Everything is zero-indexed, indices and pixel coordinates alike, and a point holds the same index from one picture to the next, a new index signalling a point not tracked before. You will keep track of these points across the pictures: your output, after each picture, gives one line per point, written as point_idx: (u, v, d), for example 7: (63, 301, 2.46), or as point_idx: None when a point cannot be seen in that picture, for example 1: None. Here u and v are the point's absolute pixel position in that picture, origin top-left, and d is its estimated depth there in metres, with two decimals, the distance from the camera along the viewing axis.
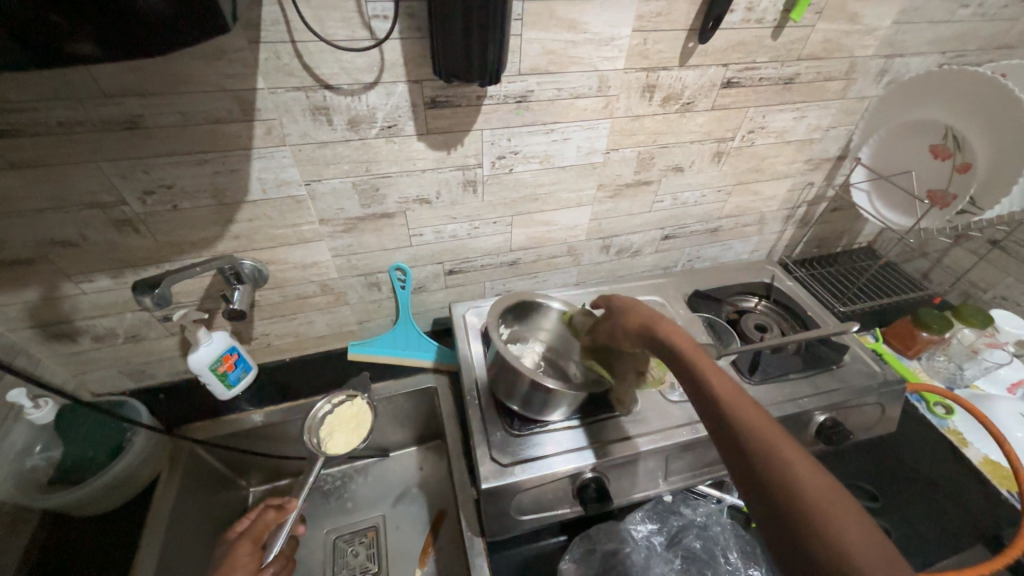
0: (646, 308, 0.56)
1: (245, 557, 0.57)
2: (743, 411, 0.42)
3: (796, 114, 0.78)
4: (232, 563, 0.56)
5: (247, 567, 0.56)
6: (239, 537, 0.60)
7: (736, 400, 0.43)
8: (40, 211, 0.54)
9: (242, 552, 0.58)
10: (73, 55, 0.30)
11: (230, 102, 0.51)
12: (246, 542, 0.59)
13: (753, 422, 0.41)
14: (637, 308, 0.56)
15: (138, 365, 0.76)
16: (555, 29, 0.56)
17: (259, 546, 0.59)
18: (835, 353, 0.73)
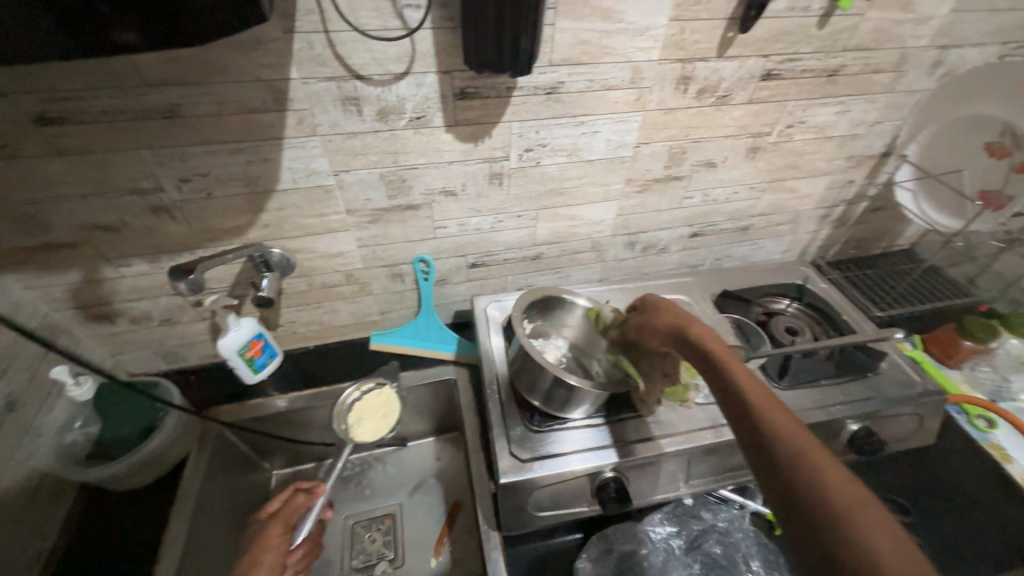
0: (676, 307, 0.54)
1: (276, 539, 0.58)
2: (776, 417, 0.40)
3: (840, 109, 0.74)
4: (263, 544, 0.58)
5: (277, 549, 0.57)
6: (270, 518, 0.61)
7: (769, 406, 0.41)
8: (84, 196, 0.56)
9: (273, 534, 0.59)
10: (118, 45, 0.30)
11: (264, 92, 0.52)
12: (276, 524, 0.60)
13: (783, 428, 0.39)
14: (666, 307, 0.55)
15: (171, 347, 0.79)
16: (589, 19, 0.54)
17: (288, 528, 0.60)
18: (871, 361, 0.70)
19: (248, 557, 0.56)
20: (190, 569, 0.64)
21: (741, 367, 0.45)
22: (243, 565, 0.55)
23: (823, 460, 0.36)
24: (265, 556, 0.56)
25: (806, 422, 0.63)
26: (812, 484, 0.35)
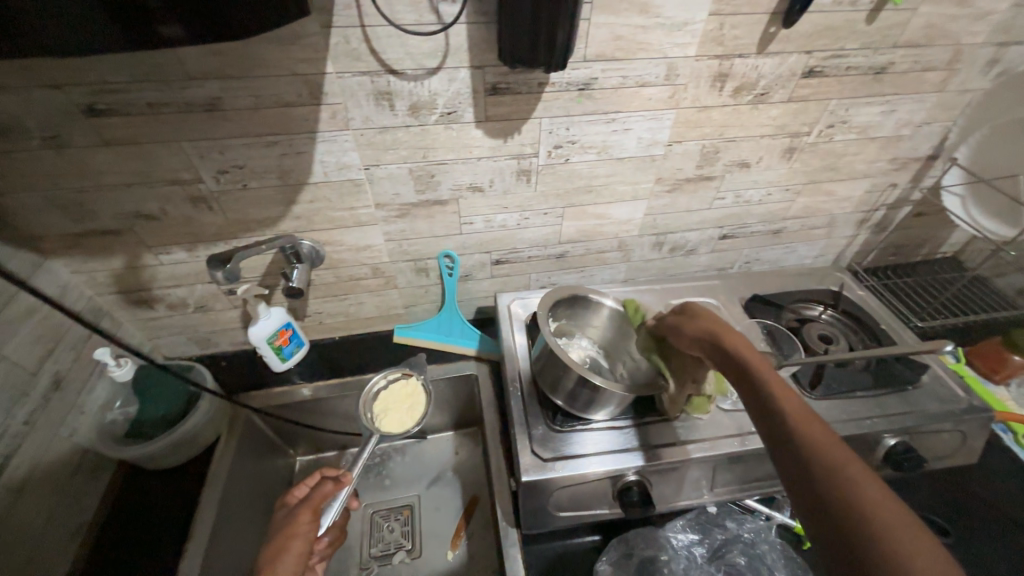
0: (710, 313, 0.54)
1: (304, 528, 0.59)
2: (809, 427, 0.39)
3: (885, 108, 0.71)
4: (292, 530, 0.58)
5: (304, 536, 0.58)
6: (298, 504, 0.61)
7: (803, 415, 0.40)
8: (128, 185, 0.58)
9: (301, 521, 0.59)
10: (162, 38, 0.31)
11: (300, 86, 0.53)
12: (304, 510, 0.60)
13: (817, 437, 0.38)
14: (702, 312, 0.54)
15: (204, 334, 0.81)
16: (626, 14, 0.53)
17: (316, 515, 0.61)
18: (911, 373, 0.67)
19: (277, 543, 0.57)
20: (218, 548, 0.66)
21: (776, 376, 0.44)
22: (272, 550, 0.57)
23: (859, 474, 0.35)
24: (293, 545, 0.57)
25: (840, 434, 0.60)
26: (847, 496, 0.34)
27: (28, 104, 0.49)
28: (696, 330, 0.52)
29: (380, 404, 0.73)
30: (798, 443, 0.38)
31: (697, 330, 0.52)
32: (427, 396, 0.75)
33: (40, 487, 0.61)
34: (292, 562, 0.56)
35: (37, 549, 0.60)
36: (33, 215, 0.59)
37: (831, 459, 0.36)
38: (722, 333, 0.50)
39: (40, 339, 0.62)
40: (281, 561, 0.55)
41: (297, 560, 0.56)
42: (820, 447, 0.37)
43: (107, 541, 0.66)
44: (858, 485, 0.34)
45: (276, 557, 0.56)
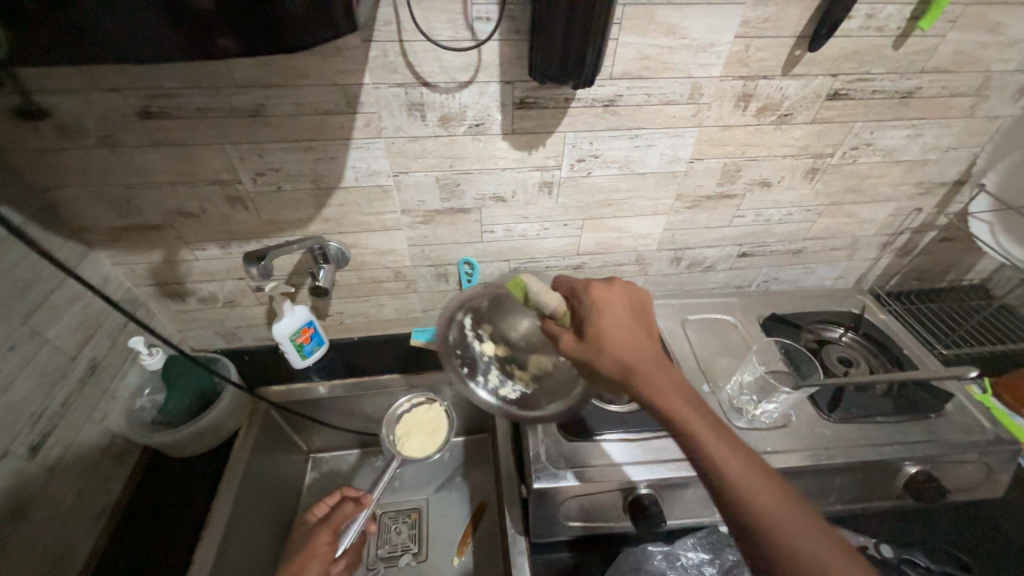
0: (617, 327, 0.47)
1: (323, 548, 0.62)
2: (741, 463, 0.40)
3: (911, 132, 0.71)
4: (312, 550, 0.61)
5: (323, 557, 0.61)
6: (319, 523, 0.64)
7: (730, 451, 0.40)
8: (172, 183, 0.62)
9: (321, 541, 0.62)
10: (218, 50, 0.33)
11: (338, 95, 0.56)
12: (325, 531, 0.63)
13: (749, 480, 0.39)
14: (610, 323, 0.48)
15: (231, 328, 0.84)
16: (653, 34, 0.55)
17: (336, 536, 0.63)
18: (933, 401, 0.66)
19: (297, 561, 0.60)
20: (233, 536, 0.68)
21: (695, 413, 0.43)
22: (290, 570, 0.59)
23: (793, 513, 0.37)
24: (311, 565, 0.60)
25: (859, 460, 0.60)
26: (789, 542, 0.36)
27: (89, 106, 0.53)
28: (610, 363, 0.46)
29: (402, 427, 0.75)
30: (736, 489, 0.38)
31: (610, 361, 0.46)
32: (449, 423, 0.76)
33: (73, 467, 0.64)
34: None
35: (67, 527, 0.62)
36: (84, 209, 0.63)
37: (762, 499, 0.38)
38: (635, 363, 0.45)
39: (81, 326, 0.66)
40: None
41: None
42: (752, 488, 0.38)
43: (130, 524, 0.68)
44: (794, 525, 0.36)
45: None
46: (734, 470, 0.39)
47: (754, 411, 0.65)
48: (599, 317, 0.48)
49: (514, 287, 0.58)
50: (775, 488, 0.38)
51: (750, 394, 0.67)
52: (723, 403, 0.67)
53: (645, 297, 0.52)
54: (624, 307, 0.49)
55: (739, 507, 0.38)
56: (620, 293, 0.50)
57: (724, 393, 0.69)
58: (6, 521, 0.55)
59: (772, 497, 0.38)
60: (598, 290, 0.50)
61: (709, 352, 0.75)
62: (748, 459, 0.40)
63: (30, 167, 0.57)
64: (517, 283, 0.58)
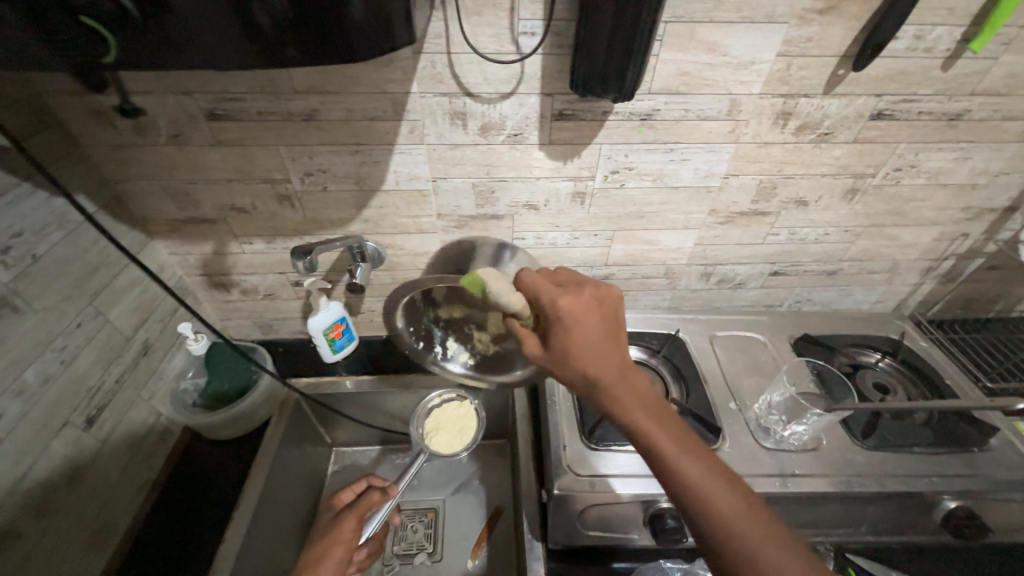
0: (585, 338, 0.44)
1: (348, 534, 0.62)
2: (705, 479, 0.39)
3: (958, 155, 0.69)
4: (336, 536, 0.62)
5: (346, 543, 0.61)
6: (345, 509, 0.65)
7: (694, 466, 0.40)
8: (229, 180, 0.66)
9: (346, 528, 0.63)
10: (283, 58, 0.34)
11: (387, 103, 0.59)
12: (351, 518, 0.64)
13: (712, 495, 0.38)
14: (578, 333, 0.44)
15: (268, 320, 0.88)
16: (694, 51, 0.56)
17: (360, 523, 0.64)
18: (977, 435, 0.63)
19: (322, 546, 0.61)
20: (261, 519, 0.70)
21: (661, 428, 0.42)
22: (315, 553, 0.60)
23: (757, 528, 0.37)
24: (335, 550, 0.61)
25: (893, 491, 0.57)
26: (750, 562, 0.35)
27: (163, 107, 0.58)
28: (574, 375, 0.44)
29: (432, 421, 0.77)
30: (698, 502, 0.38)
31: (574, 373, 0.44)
32: (478, 422, 0.78)
33: (122, 443, 0.68)
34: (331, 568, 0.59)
35: (113, 498, 0.66)
36: (149, 202, 0.68)
37: (725, 517, 0.37)
38: (600, 378, 0.43)
39: (137, 309, 0.71)
40: (323, 563, 0.59)
41: (339, 565, 0.59)
42: (716, 505, 0.38)
43: (167, 500, 0.72)
44: (758, 545, 0.36)
45: (319, 559, 0.59)
46: (699, 486, 0.39)
47: (783, 432, 0.64)
48: (564, 329, 0.43)
49: (471, 285, 0.50)
50: (739, 502, 0.38)
51: (779, 414, 0.65)
52: (749, 422, 0.66)
53: (617, 297, 0.46)
54: (591, 315, 0.44)
55: (701, 521, 0.38)
56: (588, 297, 0.45)
57: (752, 412, 0.67)
58: (61, 486, 0.59)
59: (735, 511, 0.38)
60: (562, 295, 0.44)
61: (737, 371, 0.74)
62: (713, 473, 0.40)
63: (105, 160, 0.63)
64: (473, 279, 0.50)
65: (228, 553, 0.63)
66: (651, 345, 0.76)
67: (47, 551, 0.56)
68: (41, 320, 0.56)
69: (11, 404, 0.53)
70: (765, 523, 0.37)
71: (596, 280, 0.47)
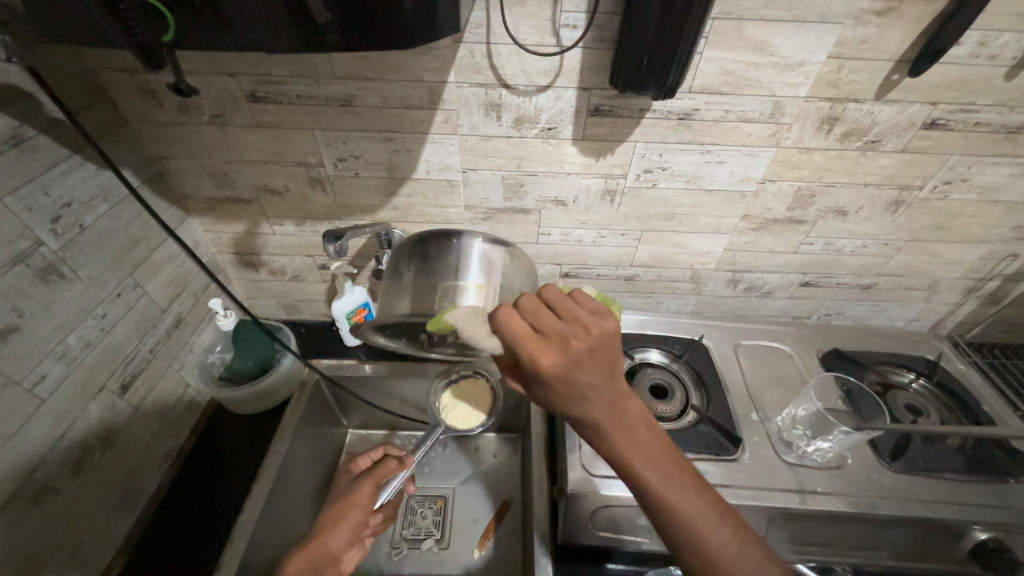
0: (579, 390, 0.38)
1: (363, 497, 0.64)
2: (695, 514, 0.40)
3: (1016, 170, 0.65)
4: (354, 498, 0.64)
5: (363, 506, 0.63)
6: (363, 474, 0.67)
7: (683, 504, 0.40)
8: (264, 162, 0.67)
9: (363, 491, 0.65)
10: (328, 44, 0.34)
11: (423, 91, 0.59)
12: (368, 482, 0.66)
13: (700, 530, 0.39)
14: (571, 384, 0.38)
15: (293, 300, 0.90)
16: (740, 50, 0.54)
17: (376, 489, 0.66)
18: (1015, 465, 0.60)
19: (339, 506, 0.63)
20: (280, 492, 0.72)
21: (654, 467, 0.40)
22: (334, 513, 0.62)
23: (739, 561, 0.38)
24: (350, 513, 0.62)
25: (920, 517, 0.55)
26: None
27: (207, 87, 0.59)
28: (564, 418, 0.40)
29: (447, 397, 0.78)
30: (688, 537, 0.39)
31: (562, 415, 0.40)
32: (491, 399, 0.79)
33: (151, 409, 0.70)
34: (348, 529, 0.62)
35: (142, 461, 0.69)
36: (187, 179, 0.70)
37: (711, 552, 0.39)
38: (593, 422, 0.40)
39: (173, 282, 0.73)
40: (339, 525, 0.61)
41: (352, 528, 0.62)
42: (705, 541, 0.39)
43: (191, 468, 0.74)
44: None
45: (335, 520, 0.62)
46: (688, 524, 0.39)
47: (805, 447, 0.62)
48: (551, 386, 0.38)
49: (437, 327, 0.46)
50: (726, 535, 0.39)
51: (803, 429, 0.64)
52: (772, 434, 0.65)
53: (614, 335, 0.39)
54: (583, 369, 0.37)
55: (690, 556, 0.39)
56: (578, 349, 0.37)
57: (774, 425, 0.66)
58: (97, 446, 0.61)
59: (722, 544, 0.39)
60: (545, 349, 0.37)
61: (761, 382, 0.72)
62: (702, 508, 0.40)
63: (149, 137, 0.65)
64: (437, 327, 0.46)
65: (248, 521, 0.65)
66: (673, 350, 0.75)
67: (81, 508, 0.59)
68: (84, 288, 0.58)
69: (54, 366, 0.55)
70: (751, 554, 0.39)
71: (589, 315, 0.39)
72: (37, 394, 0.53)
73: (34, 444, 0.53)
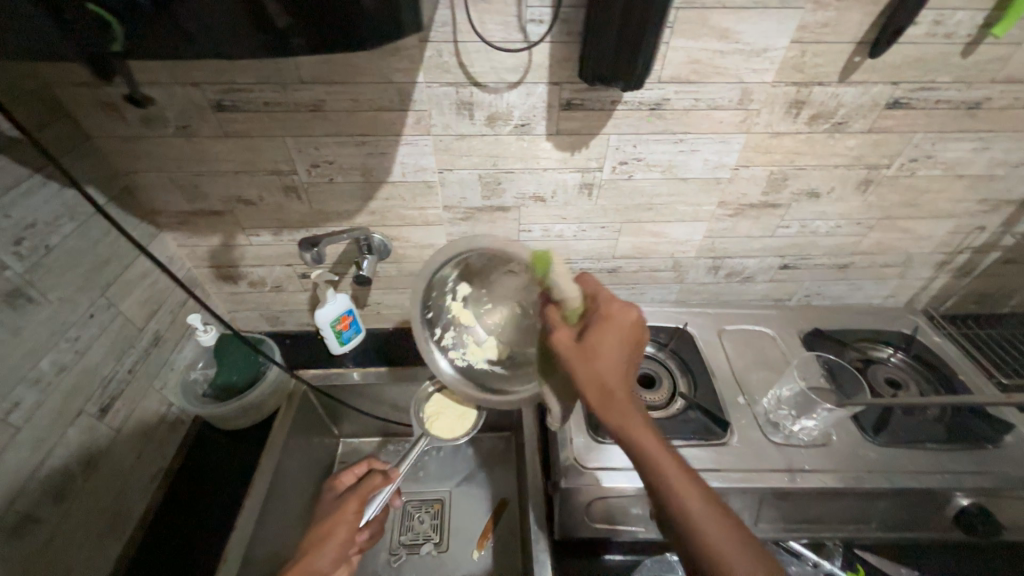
0: (615, 348, 0.43)
1: (348, 516, 0.63)
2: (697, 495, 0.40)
3: (977, 145, 0.67)
4: (339, 517, 0.63)
5: (350, 524, 0.63)
6: (348, 492, 0.66)
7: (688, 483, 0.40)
8: (236, 172, 0.66)
9: (348, 509, 0.64)
10: (290, 46, 0.34)
11: (393, 93, 0.58)
12: (353, 500, 0.65)
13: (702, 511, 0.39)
14: (612, 342, 0.44)
15: (275, 312, 0.89)
16: (705, 37, 0.55)
17: (361, 506, 0.65)
18: (991, 430, 0.62)
19: (324, 527, 0.62)
20: (272, 507, 0.71)
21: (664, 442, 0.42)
22: (319, 534, 0.61)
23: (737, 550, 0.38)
24: (337, 531, 0.61)
25: (904, 487, 0.57)
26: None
27: (171, 98, 0.58)
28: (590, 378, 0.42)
29: (431, 408, 0.77)
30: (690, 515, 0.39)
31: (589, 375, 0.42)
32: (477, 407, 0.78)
33: (133, 431, 0.69)
34: (335, 546, 0.60)
35: (126, 486, 0.67)
36: (157, 193, 0.68)
37: (715, 543, 0.38)
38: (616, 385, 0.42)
39: (148, 300, 0.71)
40: (326, 545, 0.60)
41: (339, 547, 0.60)
42: (707, 522, 0.39)
43: (179, 488, 0.73)
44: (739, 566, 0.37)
45: (321, 541, 0.60)
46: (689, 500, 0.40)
47: (792, 427, 0.63)
48: (596, 337, 0.44)
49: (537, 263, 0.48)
50: (725, 526, 0.39)
51: (789, 409, 0.65)
52: (758, 416, 0.65)
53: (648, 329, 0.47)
54: (623, 331, 0.44)
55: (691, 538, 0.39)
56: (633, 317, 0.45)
57: (761, 406, 0.67)
58: (77, 472, 0.60)
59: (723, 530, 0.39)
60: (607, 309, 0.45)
61: (745, 365, 0.73)
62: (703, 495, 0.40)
63: (114, 152, 0.63)
64: (540, 258, 0.48)
65: (240, 539, 0.64)
66: (659, 338, 0.76)
67: (64, 536, 0.58)
68: (54, 311, 0.57)
69: (28, 392, 0.54)
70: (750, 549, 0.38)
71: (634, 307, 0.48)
72: (11, 423, 0.52)
73: (12, 472, 0.51)
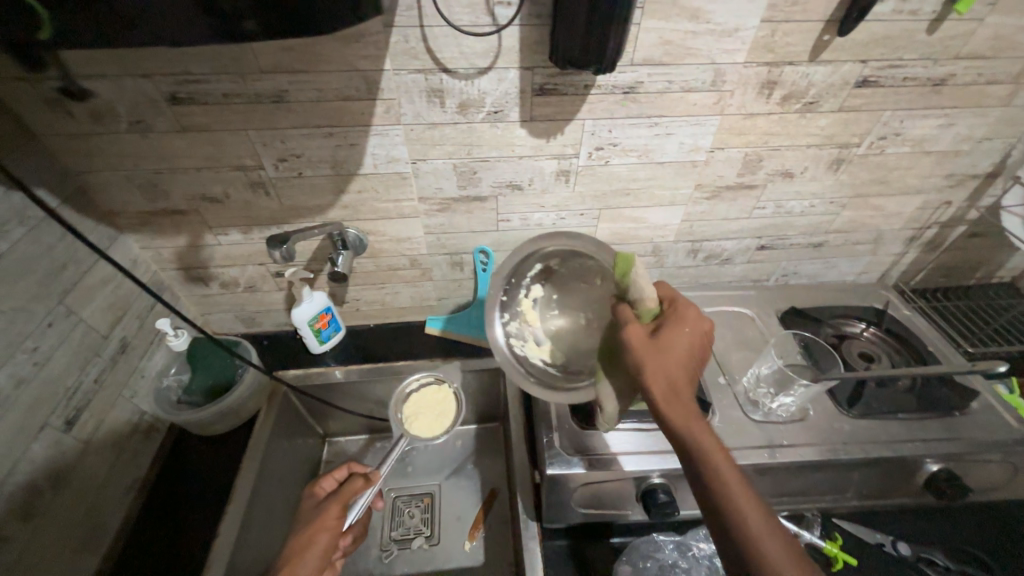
0: (680, 343, 0.46)
1: (331, 521, 0.63)
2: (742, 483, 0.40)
3: (942, 122, 0.69)
4: (321, 523, 0.63)
5: (332, 530, 0.62)
6: (330, 497, 0.65)
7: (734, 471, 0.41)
8: (198, 169, 0.63)
9: (330, 515, 0.63)
10: (239, 30, 0.32)
11: (359, 81, 0.56)
12: (335, 505, 0.64)
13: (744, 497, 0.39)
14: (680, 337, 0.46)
15: (250, 312, 0.86)
16: (677, 18, 0.54)
17: (343, 510, 0.64)
18: (958, 398, 0.64)
19: (306, 534, 0.61)
20: (257, 512, 0.69)
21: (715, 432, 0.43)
22: (302, 541, 0.60)
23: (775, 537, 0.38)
24: (319, 537, 0.61)
25: (878, 457, 0.59)
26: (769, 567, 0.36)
27: (121, 92, 0.54)
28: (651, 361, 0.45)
29: (408, 409, 0.76)
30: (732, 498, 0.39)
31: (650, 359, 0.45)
32: (456, 404, 0.78)
33: (105, 443, 0.66)
34: (317, 554, 0.59)
35: (101, 499, 0.65)
36: (114, 193, 0.65)
37: (760, 537, 0.38)
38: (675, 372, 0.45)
39: (112, 306, 0.68)
40: (308, 553, 0.59)
41: (322, 554, 0.60)
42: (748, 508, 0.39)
43: (159, 497, 0.71)
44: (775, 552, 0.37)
45: (303, 548, 0.60)
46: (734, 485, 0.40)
47: (770, 404, 0.65)
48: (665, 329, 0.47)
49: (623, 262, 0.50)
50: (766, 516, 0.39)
51: (767, 387, 0.66)
52: (739, 396, 0.67)
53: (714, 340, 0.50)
54: (690, 330, 0.47)
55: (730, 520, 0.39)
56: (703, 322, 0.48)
57: (741, 385, 0.68)
58: (46, 489, 0.57)
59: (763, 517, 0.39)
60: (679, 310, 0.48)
61: (725, 345, 0.74)
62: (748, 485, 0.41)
63: (64, 151, 0.59)
64: (625, 257, 0.51)
65: (224, 546, 0.63)
66: None
67: (35, 555, 0.55)
68: (7, 323, 0.54)
69: None
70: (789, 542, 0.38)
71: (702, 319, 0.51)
72: None
73: None
